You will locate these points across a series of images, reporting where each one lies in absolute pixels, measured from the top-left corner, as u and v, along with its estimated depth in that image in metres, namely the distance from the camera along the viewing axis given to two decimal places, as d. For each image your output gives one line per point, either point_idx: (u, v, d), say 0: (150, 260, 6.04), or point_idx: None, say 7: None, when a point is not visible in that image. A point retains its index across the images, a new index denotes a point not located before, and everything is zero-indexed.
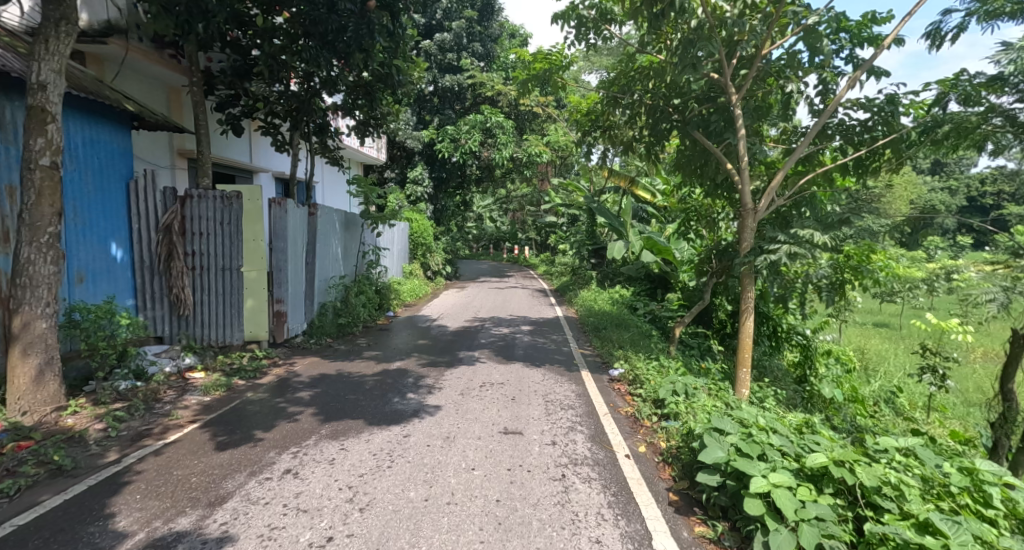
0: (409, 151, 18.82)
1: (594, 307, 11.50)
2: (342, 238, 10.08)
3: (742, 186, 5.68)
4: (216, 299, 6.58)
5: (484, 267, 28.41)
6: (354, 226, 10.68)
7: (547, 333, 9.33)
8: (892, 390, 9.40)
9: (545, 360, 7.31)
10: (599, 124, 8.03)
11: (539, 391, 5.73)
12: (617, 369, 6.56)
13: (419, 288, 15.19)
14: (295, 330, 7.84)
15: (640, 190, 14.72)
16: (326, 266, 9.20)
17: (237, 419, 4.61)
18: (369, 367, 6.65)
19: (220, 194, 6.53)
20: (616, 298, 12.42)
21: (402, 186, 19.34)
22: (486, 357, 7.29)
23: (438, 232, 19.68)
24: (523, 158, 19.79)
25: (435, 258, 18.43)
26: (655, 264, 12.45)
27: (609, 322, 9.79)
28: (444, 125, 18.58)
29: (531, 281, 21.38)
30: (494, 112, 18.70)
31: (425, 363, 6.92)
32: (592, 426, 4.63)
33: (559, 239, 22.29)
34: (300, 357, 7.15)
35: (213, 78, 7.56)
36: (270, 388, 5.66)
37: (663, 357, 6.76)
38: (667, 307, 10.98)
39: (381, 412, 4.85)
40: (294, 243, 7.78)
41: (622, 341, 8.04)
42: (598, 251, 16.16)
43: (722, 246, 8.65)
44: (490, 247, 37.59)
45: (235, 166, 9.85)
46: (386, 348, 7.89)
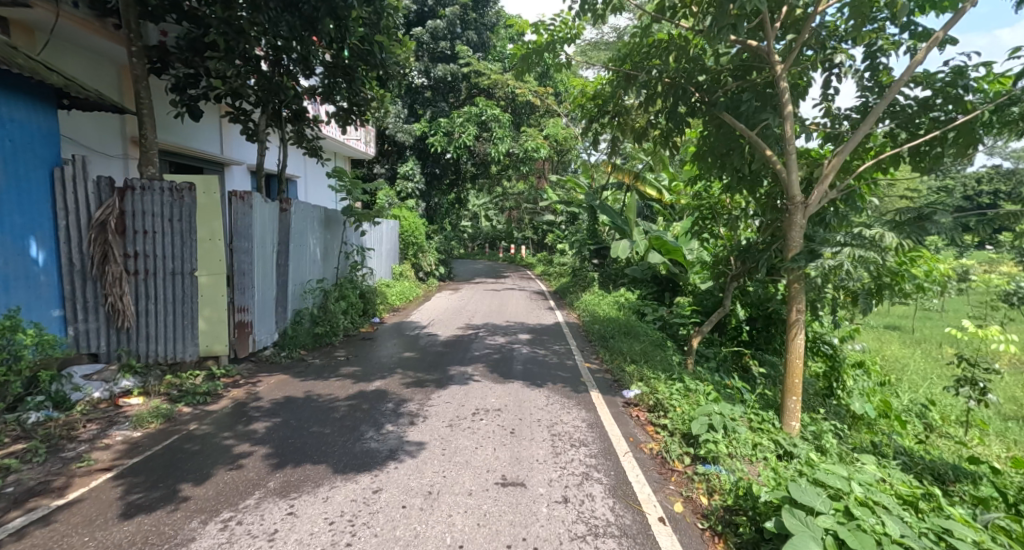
0: (399, 145, 17.88)
1: (597, 312, 10.62)
2: (322, 238, 9.13)
3: (787, 175, 4.77)
4: (163, 308, 5.63)
5: (479, 266, 27.46)
6: (336, 224, 9.75)
7: (547, 344, 8.41)
8: (925, 404, 8.52)
9: (547, 377, 6.40)
10: (607, 108, 7.14)
11: (543, 420, 4.80)
12: (632, 390, 5.67)
13: (409, 291, 14.25)
14: (263, 342, 6.92)
15: (644, 186, 13.86)
16: (302, 268, 8.28)
17: (166, 465, 3.68)
18: (343, 389, 5.70)
19: (169, 185, 5.60)
20: (621, 302, 11.53)
21: (392, 182, 18.38)
22: (479, 374, 6.36)
23: (430, 231, 18.75)
24: (520, 153, 18.88)
25: (427, 258, 17.51)
26: (663, 265, 11.64)
27: (617, 330, 8.91)
28: (437, 118, 17.64)
29: (528, 283, 20.48)
30: (490, 104, 17.79)
31: (409, 382, 5.99)
32: (612, 475, 3.71)
33: (558, 238, 21.39)
34: (265, 375, 6.20)
35: (169, 54, 6.53)
36: (221, 417, 4.72)
37: (684, 376, 5.87)
38: (677, 313, 10.10)
39: (349, 454, 3.92)
40: (260, 242, 6.82)
41: (632, 353, 7.14)
42: (600, 251, 15.27)
43: (744, 246, 7.93)
44: (485, 246, 36.64)
45: (201, 156, 8.92)
46: (366, 363, 6.94)
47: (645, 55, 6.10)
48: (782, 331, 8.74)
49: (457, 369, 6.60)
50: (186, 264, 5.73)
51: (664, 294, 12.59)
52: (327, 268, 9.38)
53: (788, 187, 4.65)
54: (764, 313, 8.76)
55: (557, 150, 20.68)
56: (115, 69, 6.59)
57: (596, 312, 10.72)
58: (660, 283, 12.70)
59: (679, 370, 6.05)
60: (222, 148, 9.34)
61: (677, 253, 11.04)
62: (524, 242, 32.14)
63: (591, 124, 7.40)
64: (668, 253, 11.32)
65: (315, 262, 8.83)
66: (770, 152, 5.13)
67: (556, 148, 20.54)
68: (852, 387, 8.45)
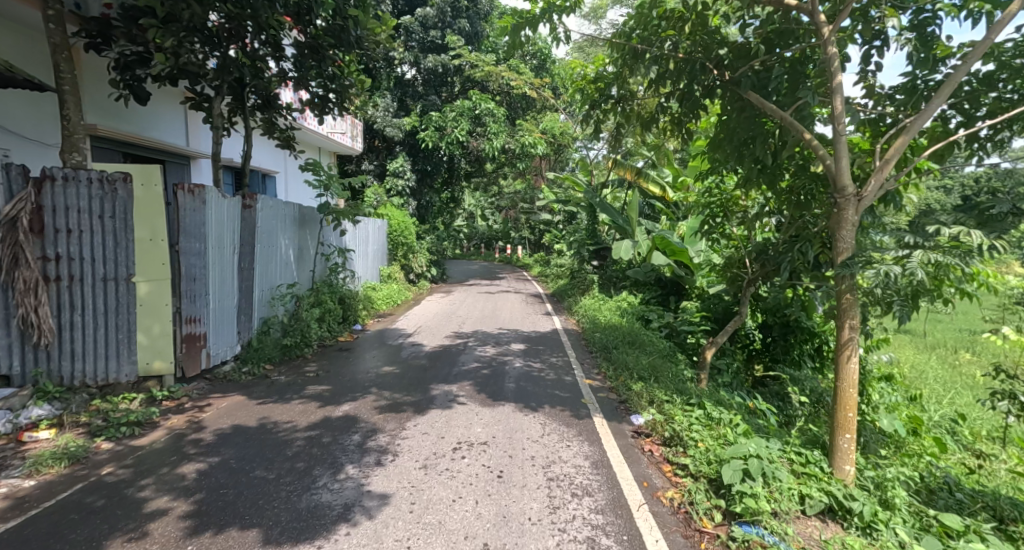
0: (389, 140, 17.08)
1: (598, 318, 9.82)
2: (295, 238, 8.34)
3: (836, 161, 3.74)
4: (94, 320, 4.83)
5: (475, 267, 26.71)
6: (312, 223, 8.96)
7: (543, 356, 7.60)
8: (956, 419, 7.77)
9: (543, 397, 5.60)
10: (610, 92, 6.36)
11: (537, 458, 3.99)
12: (640, 417, 4.90)
13: (397, 294, 13.46)
14: (219, 356, 6.10)
15: (648, 184, 13.24)
16: (269, 272, 7.47)
17: (51, 531, 2.88)
18: (305, 414, 4.88)
19: (98, 175, 4.79)
20: (623, 307, 10.76)
21: (381, 180, 17.58)
22: (466, 394, 5.58)
23: (422, 231, 17.92)
24: (516, 149, 18.11)
25: (418, 259, 16.69)
26: (668, 267, 10.95)
27: (620, 339, 8.12)
28: (428, 112, 16.86)
29: (524, 284, 19.67)
30: (484, 98, 17.04)
31: (383, 404, 5.19)
32: (626, 543, 2.92)
33: (555, 238, 20.64)
34: (218, 396, 5.37)
35: (112, 28, 5.64)
36: (148, 455, 3.92)
37: (702, 399, 5.07)
38: (685, 319, 9.34)
39: (290, 511, 3.12)
40: (216, 243, 6.00)
41: (639, 368, 6.35)
42: (598, 252, 14.37)
43: (763, 246, 7.22)
44: (481, 246, 35.82)
45: (164, 148, 8.14)
46: (338, 380, 6.12)
47: (654, 28, 5.33)
48: (801, 340, 7.95)
49: (440, 387, 5.79)
50: (121, 269, 4.95)
51: (669, 298, 11.81)
52: (301, 271, 8.59)
53: (838, 172, 3.72)
54: (781, 321, 7.99)
55: (554, 147, 19.94)
56: (31, 41, 5.81)
57: (596, 318, 9.94)
58: (665, 287, 11.94)
59: (694, 391, 5.27)
60: (187, 140, 8.70)
61: (681, 254, 10.36)
62: (520, 242, 31.35)
63: (593, 109, 6.58)
64: (673, 254, 10.65)
65: (287, 265, 8.04)
66: (809, 136, 4.34)
67: (553, 144, 19.80)
68: (879, 402, 7.67)
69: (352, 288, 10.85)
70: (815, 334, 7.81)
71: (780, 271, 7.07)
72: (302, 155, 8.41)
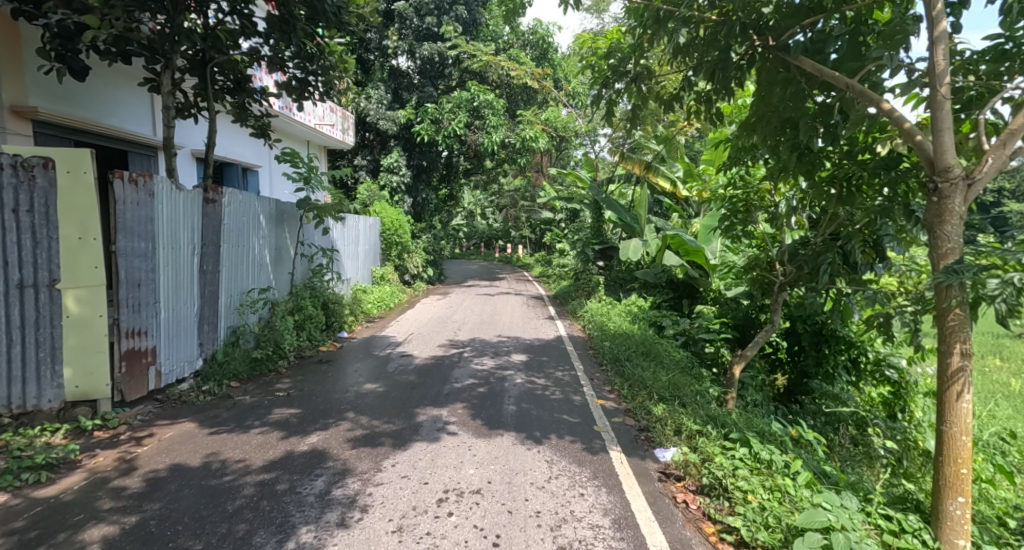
0: (383, 133, 16.30)
1: (607, 324, 9.00)
2: (270, 236, 7.50)
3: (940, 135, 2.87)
4: (6, 336, 3.97)
5: (473, 267, 25.89)
6: (292, 220, 8.13)
7: (547, 370, 6.76)
8: (1007, 438, 6.97)
9: (548, 425, 4.77)
10: (624, 69, 5.55)
11: (544, 515, 3.17)
12: (667, 452, 4.09)
13: (388, 298, 12.66)
14: (171, 374, 5.25)
15: (657, 178, 12.60)
16: (239, 274, 6.65)
17: None
18: (263, 448, 4.03)
19: (11, 159, 3.95)
20: (633, 311, 9.95)
21: (375, 176, 16.75)
22: (458, 421, 4.75)
23: (418, 229, 17.09)
24: (516, 143, 17.36)
25: (413, 260, 15.89)
26: (682, 268, 10.27)
27: (633, 349, 7.30)
28: (423, 104, 16.08)
29: (525, 286, 18.86)
30: (483, 90, 16.29)
31: (359, 435, 4.36)
32: None
33: (557, 237, 19.86)
34: (163, 424, 4.52)
35: None
36: (49, 510, 3.08)
37: (740, 431, 4.23)
38: (703, 327, 8.51)
39: None
40: (166, 242, 5.15)
41: (659, 386, 5.53)
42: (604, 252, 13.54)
43: (803, 245, 6.49)
44: (481, 246, 35.01)
45: (126, 139, 7.34)
46: (311, 401, 5.26)
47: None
48: (835, 351, 7.12)
49: (428, 412, 4.96)
50: (42, 273, 4.12)
51: (681, 302, 11.01)
52: (278, 274, 7.76)
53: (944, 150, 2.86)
54: (812, 330, 7.17)
55: (556, 142, 19.18)
56: None
57: (604, 324, 9.10)
58: (677, 290, 11.13)
59: (729, 420, 4.43)
60: (155, 131, 7.91)
61: (698, 254, 9.78)
62: (520, 242, 30.57)
63: (604, 88, 5.77)
64: (686, 254, 10.08)
65: (260, 267, 7.21)
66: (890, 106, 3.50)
67: (555, 139, 19.05)
68: (924, 420, 6.85)
69: (339, 291, 10.03)
70: (852, 344, 6.99)
71: (816, 273, 6.25)
72: (278, 144, 7.54)
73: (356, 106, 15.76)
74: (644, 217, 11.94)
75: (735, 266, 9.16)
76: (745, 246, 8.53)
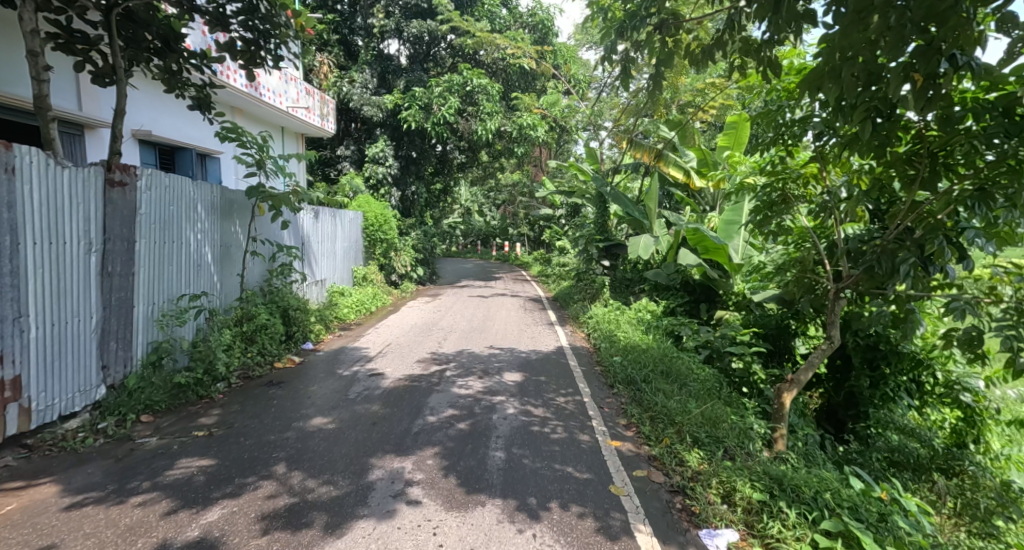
0: (368, 121, 15.07)
1: (615, 334, 7.75)
2: (211, 230, 6.21)
3: None
4: None
5: (468, 267, 24.28)
6: (241, 212, 6.82)
7: (545, 395, 5.50)
8: None
9: (548, 484, 3.51)
10: (644, 14, 4.30)
11: None
12: (721, 536, 2.94)
13: (368, 302, 11.39)
14: (47, 412, 3.98)
15: (668, 168, 11.44)
16: (166, 275, 5.36)
17: None
18: (131, 535, 2.77)
19: None
20: (644, 317, 8.73)
21: (359, 167, 15.46)
22: (424, 481, 3.48)
23: (407, 226, 15.83)
24: (513, 132, 16.15)
25: (401, 259, 14.64)
26: (700, 268, 9.07)
27: (649, 368, 6.03)
28: (411, 88, 14.87)
29: (522, 286, 17.53)
30: (476, 73, 15.09)
31: (281, 508, 3.10)
32: None
33: (556, 234, 18.60)
34: (12, 489, 3.26)
35: None
36: None
37: (825, 507, 3.10)
38: (731, 337, 7.24)
39: None
40: (35, 234, 3.92)
41: (693, 425, 4.30)
42: (609, 250, 12.22)
43: (864, 240, 5.17)
44: (477, 244, 33.75)
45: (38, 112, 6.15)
46: (236, 446, 4.00)
47: None
48: (897, 371, 5.85)
49: (386, 465, 3.69)
50: None
51: (698, 307, 9.74)
52: (223, 275, 6.47)
53: None
54: (867, 343, 5.92)
55: (554, 131, 17.97)
56: None
57: (613, 334, 7.81)
58: (693, 294, 9.87)
59: (802, 487, 3.20)
60: (80, 104, 6.81)
61: (721, 252, 8.59)
62: (518, 240, 29.25)
63: (618, 41, 4.52)
64: (706, 252, 8.87)
65: (197, 268, 5.92)
66: None
67: (555, 128, 17.84)
68: (1005, 454, 5.62)
69: (307, 296, 8.75)
70: (920, 362, 5.72)
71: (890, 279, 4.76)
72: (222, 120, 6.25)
73: (337, 90, 14.56)
74: (654, 210, 10.79)
75: (767, 267, 7.96)
76: (777, 242, 7.38)
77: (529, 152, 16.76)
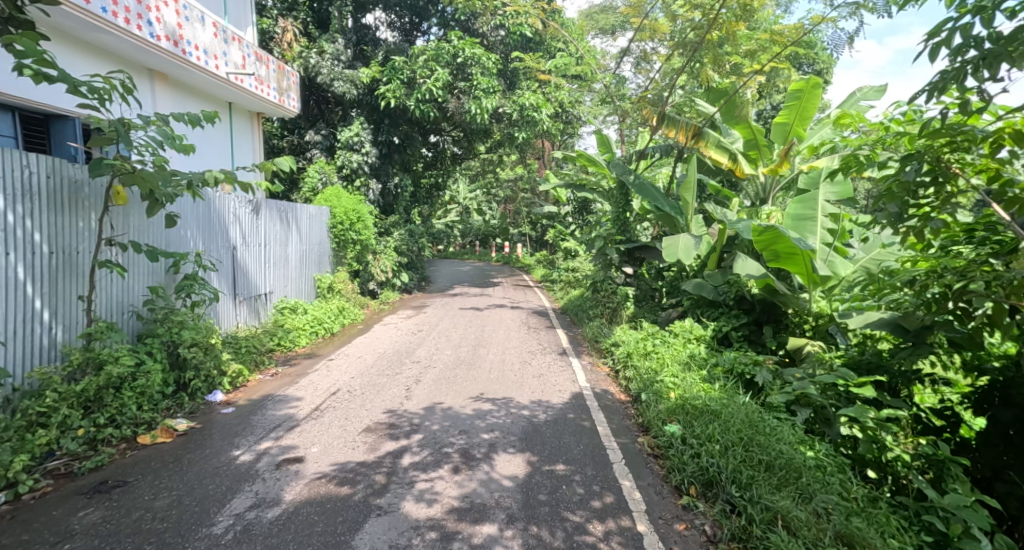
0: (341, 99, 12.83)
1: (659, 380, 5.40)
2: (25, 228, 3.86)
3: None
4: None
5: (465, 270, 22.05)
6: (93, 201, 4.38)
7: (568, 521, 3.14)
8: None
9: None
10: None
11: None
12: None
13: (331, 322, 9.04)
14: None
15: (711, 151, 9.22)
16: None
17: None
18: None
19: None
20: (692, 347, 6.39)
21: (331, 155, 13.17)
22: None
23: (388, 224, 13.51)
24: (512, 114, 13.96)
25: (380, 263, 12.25)
26: (767, 280, 6.74)
27: (739, 461, 3.66)
28: (391, 58, 12.69)
29: (523, 292, 15.52)
30: (469, 42, 12.88)
31: None
32: None
33: (560, 233, 16.36)
34: None
35: None
36: None
37: None
38: (842, 391, 4.84)
39: None
40: None
41: None
42: (631, 253, 9.88)
43: None
44: (476, 244, 31.42)
45: None
46: None
47: None
48: None
49: None
50: None
51: (760, 331, 7.35)
52: (55, 300, 4.10)
53: None
54: None
55: (559, 116, 15.79)
56: None
57: (659, 381, 5.40)
58: (750, 313, 7.47)
59: None
60: None
61: (798, 260, 6.41)
62: (520, 240, 26.95)
63: None
64: (774, 259, 6.60)
65: None
66: None
67: (560, 111, 15.65)
68: None
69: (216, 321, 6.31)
70: None
71: None
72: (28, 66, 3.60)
73: (303, 61, 12.30)
74: (693, 203, 8.64)
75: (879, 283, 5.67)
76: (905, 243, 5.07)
77: (531, 139, 14.55)
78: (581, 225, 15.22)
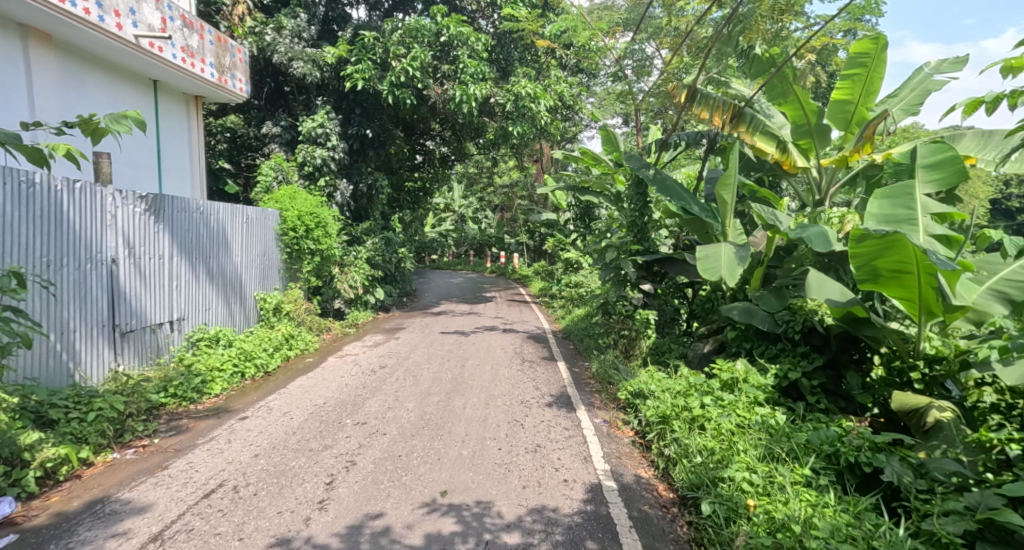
0: (304, 85, 10.89)
1: (730, 477, 3.36)
2: None
3: None
4: None
5: (457, 282, 19.98)
6: None
7: None
8: None
9: None
10: None
11: None
12: None
13: (268, 355, 6.96)
14: None
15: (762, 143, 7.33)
16: None
17: None
18: None
19: None
20: (758, 407, 4.36)
21: (293, 151, 11.20)
22: None
23: (360, 232, 11.49)
24: (505, 105, 12.02)
25: (347, 277, 10.20)
26: (863, 310, 4.72)
27: None
28: (361, 36, 10.76)
29: (519, 311, 13.45)
30: (455, 19, 10.95)
31: None
32: None
33: (560, 244, 14.36)
34: None
35: None
36: None
37: None
38: None
39: None
40: None
41: None
42: (650, 266, 7.88)
43: None
44: (472, 254, 29.44)
45: None
46: None
47: None
48: None
49: None
50: None
51: (841, 377, 5.32)
52: None
53: None
54: None
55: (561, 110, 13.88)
56: None
57: (726, 482, 3.37)
58: (823, 352, 5.45)
59: None
60: None
61: (913, 282, 4.42)
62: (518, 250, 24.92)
63: None
64: (876, 281, 4.59)
65: None
66: None
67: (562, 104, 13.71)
68: None
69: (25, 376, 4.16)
70: None
71: None
72: None
73: (258, 39, 10.40)
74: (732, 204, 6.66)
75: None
76: None
77: (529, 134, 12.58)
78: (583, 233, 13.23)
